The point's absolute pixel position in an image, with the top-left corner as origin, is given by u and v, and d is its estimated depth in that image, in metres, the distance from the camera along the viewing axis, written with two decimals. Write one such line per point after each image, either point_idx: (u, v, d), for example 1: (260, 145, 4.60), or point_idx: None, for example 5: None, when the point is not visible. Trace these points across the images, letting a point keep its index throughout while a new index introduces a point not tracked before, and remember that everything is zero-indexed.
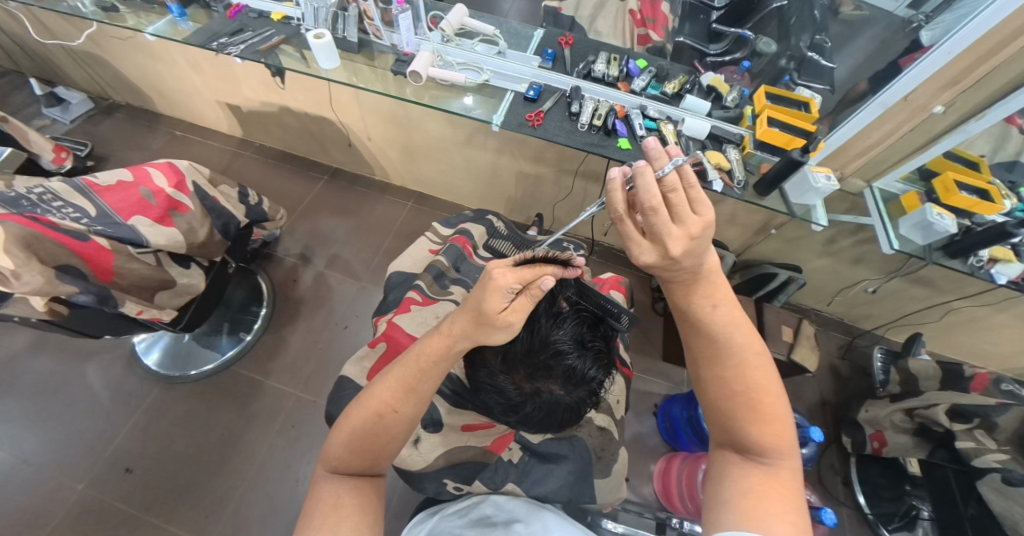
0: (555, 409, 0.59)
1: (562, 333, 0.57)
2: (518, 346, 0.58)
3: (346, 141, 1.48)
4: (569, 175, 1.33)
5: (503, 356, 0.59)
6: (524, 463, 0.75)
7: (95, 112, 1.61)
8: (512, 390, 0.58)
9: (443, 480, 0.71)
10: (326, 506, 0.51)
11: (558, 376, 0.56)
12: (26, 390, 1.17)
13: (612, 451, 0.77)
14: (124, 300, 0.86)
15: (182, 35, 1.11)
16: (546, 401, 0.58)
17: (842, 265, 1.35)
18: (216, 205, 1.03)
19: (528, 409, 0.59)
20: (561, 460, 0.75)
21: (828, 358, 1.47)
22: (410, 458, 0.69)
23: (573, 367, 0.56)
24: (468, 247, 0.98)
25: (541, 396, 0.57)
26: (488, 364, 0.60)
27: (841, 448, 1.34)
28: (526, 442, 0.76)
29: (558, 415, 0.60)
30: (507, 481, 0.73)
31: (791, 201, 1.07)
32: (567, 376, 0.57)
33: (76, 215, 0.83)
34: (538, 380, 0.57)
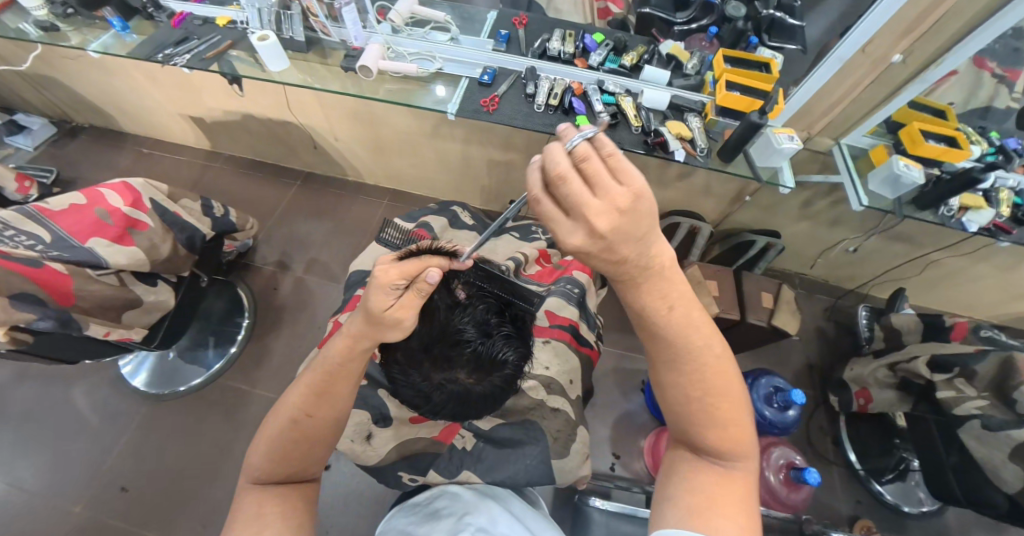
0: (466, 399, 0.59)
1: (465, 320, 0.59)
2: (419, 339, 0.59)
3: (312, 143, 1.45)
4: (538, 158, 1.32)
5: (407, 351, 0.60)
6: (477, 449, 0.75)
7: (59, 136, 1.59)
8: (421, 381, 0.58)
9: (399, 473, 0.74)
10: (248, 516, 0.52)
11: (465, 363, 0.58)
12: (14, 420, 1.18)
13: (568, 432, 0.78)
14: (88, 323, 0.86)
15: (127, 49, 1.08)
16: (455, 391, 0.58)
17: (820, 228, 1.33)
18: (178, 220, 1.02)
19: (437, 400, 0.59)
20: (517, 446, 0.75)
21: (814, 320, 1.46)
22: (364, 453, 0.73)
23: (479, 352, 0.58)
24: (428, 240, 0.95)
25: (448, 386, 0.57)
26: (398, 360, 0.60)
27: (830, 409, 1.32)
28: (477, 429, 0.77)
29: (472, 405, 0.61)
30: (462, 469, 0.72)
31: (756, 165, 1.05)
32: (474, 362, 0.58)
33: (30, 241, 0.83)
34: (446, 370, 0.58)
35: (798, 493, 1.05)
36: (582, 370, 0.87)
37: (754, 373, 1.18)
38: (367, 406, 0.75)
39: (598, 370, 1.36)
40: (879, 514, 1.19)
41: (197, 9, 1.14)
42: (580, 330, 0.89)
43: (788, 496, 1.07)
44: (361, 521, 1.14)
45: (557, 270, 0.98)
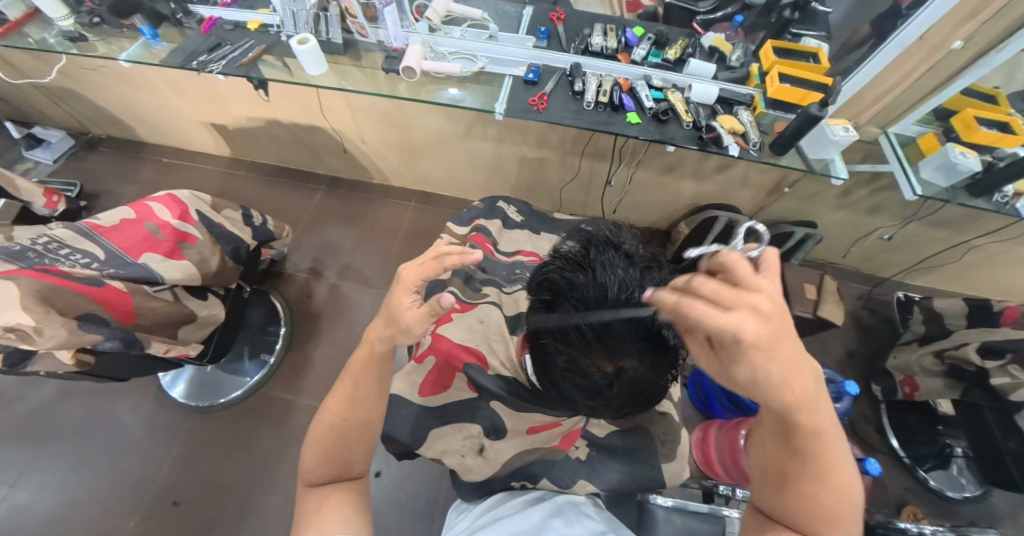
0: (639, 389, 0.55)
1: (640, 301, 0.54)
2: (596, 322, 0.53)
3: (340, 147, 1.42)
4: (575, 156, 1.30)
5: (580, 337, 0.53)
6: (592, 458, 0.74)
7: (78, 148, 1.55)
8: (596, 371, 0.52)
9: (510, 484, 0.71)
10: (310, 516, 0.58)
11: (641, 349, 0.52)
12: (58, 441, 1.15)
13: (674, 435, 0.79)
14: (150, 341, 0.84)
15: (158, 57, 1.05)
16: (630, 380, 0.53)
17: (859, 217, 1.32)
18: (224, 231, 1.00)
19: (608, 390, 0.54)
20: (631, 453, 0.76)
21: (850, 308, 1.46)
22: (478, 466, 0.72)
23: (654, 337, 0.53)
24: (488, 243, 0.95)
25: (625, 375, 0.52)
26: (567, 348, 0.53)
27: (873, 398, 1.34)
28: (591, 437, 0.77)
29: (641, 395, 0.56)
30: (578, 478, 0.70)
31: (807, 157, 1.05)
32: (646, 346, 0.53)
33: (86, 260, 0.82)
34: (622, 358, 0.52)
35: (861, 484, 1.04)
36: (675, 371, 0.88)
37: None
38: (455, 417, 0.75)
39: None
40: (924, 498, 1.21)
41: (227, 13, 1.10)
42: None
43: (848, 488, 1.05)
44: (416, 527, 1.14)
45: None
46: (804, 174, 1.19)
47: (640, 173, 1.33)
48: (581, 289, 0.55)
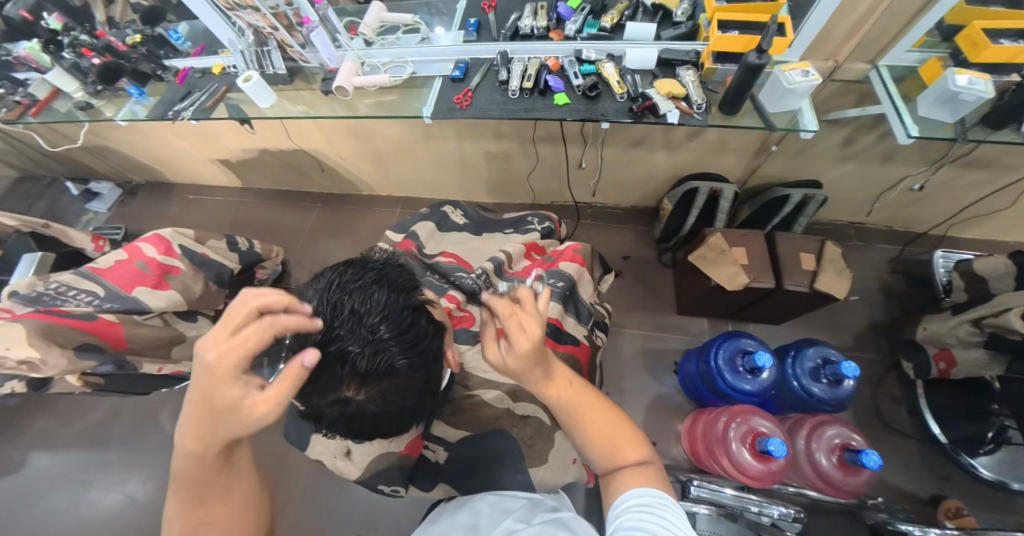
0: (374, 414, 0.54)
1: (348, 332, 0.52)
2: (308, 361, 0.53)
3: (322, 165, 1.51)
4: (532, 143, 1.26)
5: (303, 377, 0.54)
6: (449, 463, 0.75)
7: (124, 196, 1.83)
8: (321, 405, 0.54)
9: (380, 485, 0.73)
10: None
11: (352, 380, 0.51)
12: (110, 446, 1.33)
13: (543, 438, 0.73)
14: (141, 363, 1.00)
15: (145, 112, 1.20)
16: (354, 409, 0.53)
17: (871, 168, 1.12)
18: (206, 260, 1.12)
19: (331, 415, 0.55)
20: (494, 458, 0.72)
21: (876, 274, 1.25)
22: (347, 468, 0.73)
23: (366, 364, 0.51)
24: (412, 249, 0.96)
25: (345, 406, 0.52)
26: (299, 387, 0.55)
27: (903, 375, 1.13)
28: (448, 442, 0.76)
29: (383, 418, 0.55)
30: (437, 482, 0.74)
31: (767, 113, 0.91)
32: (359, 376, 0.51)
33: (90, 298, 0.97)
34: (334, 392, 0.52)
35: (861, 478, 0.91)
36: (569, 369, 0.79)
37: (796, 345, 1.06)
38: None
39: (623, 355, 1.27)
40: (974, 490, 1.02)
41: (196, 62, 1.23)
42: (563, 327, 0.82)
43: (847, 483, 0.93)
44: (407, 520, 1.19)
45: (547, 263, 0.94)
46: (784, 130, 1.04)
47: (604, 151, 1.25)
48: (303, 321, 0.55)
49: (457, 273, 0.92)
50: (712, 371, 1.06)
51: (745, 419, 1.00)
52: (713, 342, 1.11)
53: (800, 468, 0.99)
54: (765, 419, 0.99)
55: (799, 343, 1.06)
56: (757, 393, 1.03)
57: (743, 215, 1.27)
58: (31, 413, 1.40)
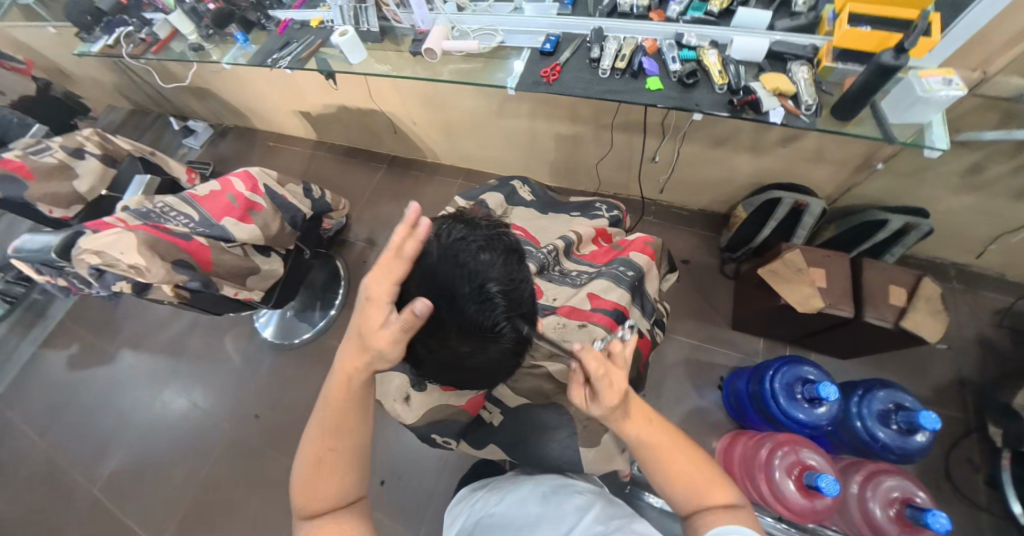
0: (464, 368, 0.54)
1: (458, 283, 0.49)
2: (413, 301, 0.51)
3: (393, 128, 1.55)
4: (608, 129, 1.22)
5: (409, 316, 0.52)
6: (502, 425, 0.76)
7: (215, 136, 1.97)
8: (420, 347, 0.53)
9: (432, 435, 0.76)
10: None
11: (454, 331, 0.50)
12: (183, 357, 1.48)
13: (599, 420, 0.71)
14: (222, 284, 1.07)
15: (247, 58, 1.27)
16: (449, 359, 0.52)
17: (993, 203, 0.99)
18: (285, 202, 1.19)
19: (434, 362, 0.55)
20: (545, 430, 0.73)
21: (975, 323, 1.11)
22: (403, 412, 0.76)
23: (470, 320, 0.49)
24: None
25: (442, 354, 0.52)
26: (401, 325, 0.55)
27: (986, 441, 1.01)
28: (505, 407, 0.77)
29: (473, 373, 0.55)
30: (487, 442, 0.77)
31: (886, 122, 0.82)
32: (462, 329, 0.49)
33: (186, 220, 1.06)
34: (436, 339, 0.51)
35: None
36: None
37: (866, 384, 0.97)
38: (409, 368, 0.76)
39: (667, 360, 1.23)
40: None
41: (296, 14, 1.28)
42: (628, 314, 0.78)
43: None
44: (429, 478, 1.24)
45: (615, 251, 0.92)
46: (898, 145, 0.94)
47: (683, 147, 1.19)
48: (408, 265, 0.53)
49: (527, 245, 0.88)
50: (765, 393, 1.00)
51: (794, 449, 0.93)
52: (769, 364, 1.05)
53: (848, 513, 0.92)
54: (815, 453, 0.92)
55: (873, 382, 0.97)
56: (812, 426, 0.95)
57: (827, 235, 1.16)
58: (121, 316, 1.58)
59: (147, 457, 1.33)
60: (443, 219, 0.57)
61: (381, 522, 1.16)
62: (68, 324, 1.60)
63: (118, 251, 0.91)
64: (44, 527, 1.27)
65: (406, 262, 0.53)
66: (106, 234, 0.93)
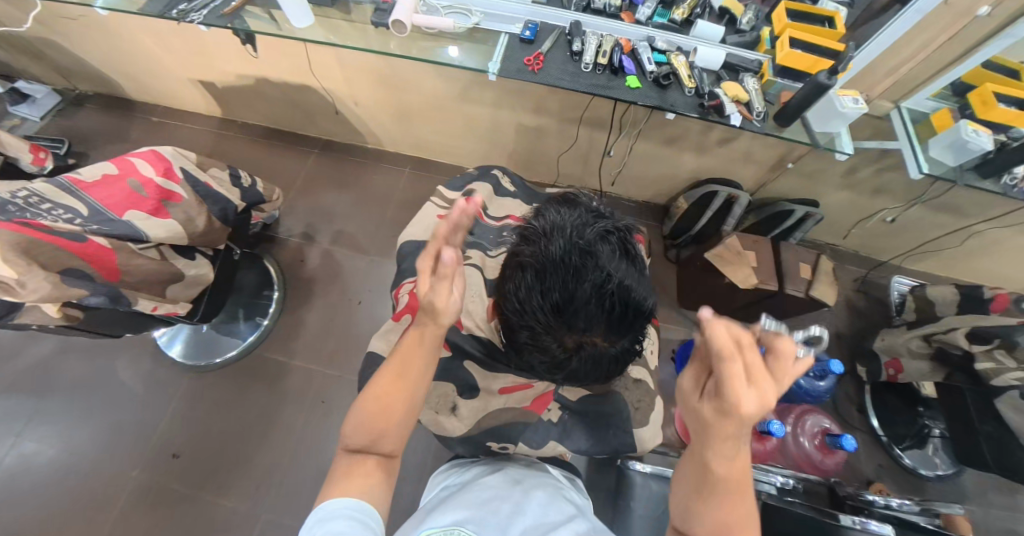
0: (600, 361, 0.55)
1: (608, 274, 0.50)
2: (556, 295, 0.50)
3: (332, 108, 1.37)
4: (573, 123, 1.26)
5: (547, 314, 0.51)
6: (563, 421, 0.73)
7: (65, 105, 1.51)
8: (557, 346, 0.52)
9: (486, 443, 0.72)
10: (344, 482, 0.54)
11: (605, 323, 0.50)
12: (56, 394, 1.15)
13: (648, 401, 0.76)
14: (137, 297, 0.84)
15: (136, 5, 0.98)
16: (591, 353, 0.53)
17: (862, 197, 1.28)
18: (211, 191, 0.97)
19: (568, 360, 0.54)
20: (603, 419, 0.73)
21: (845, 290, 1.45)
22: (451, 425, 0.71)
23: (623, 309, 0.50)
24: (477, 207, 0.91)
25: (586, 349, 0.52)
26: (531, 324, 0.52)
27: (857, 378, 1.33)
28: (564, 399, 0.74)
29: (603, 368, 0.56)
30: (548, 440, 0.71)
31: (812, 129, 1.01)
32: (612, 320, 0.50)
33: (68, 216, 0.80)
34: (583, 333, 0.51)
35: (836, 458, 1.07)
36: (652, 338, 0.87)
37: None
38: (453, 378, 0.73)
39: None
40: (900, 479, 1.21)
41: None
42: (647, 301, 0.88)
43: (823, 462, 1.08)
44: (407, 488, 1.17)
45: None
46: (808, 148, 1.15)
47: (637, 144, 1.29)
48: (539, 261, 0.51)
49: None
50: None
51: None
52: None
53: (785, 451, 1.12)
54: None
55: (797, 342, 1.19)
56: None
57: (748, 224, 1.37)
58: None
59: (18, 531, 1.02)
60: (552, 209, 0.57)
61: None
62: None
63: None
64: None
65: (534, 257, 0.52)
66: None
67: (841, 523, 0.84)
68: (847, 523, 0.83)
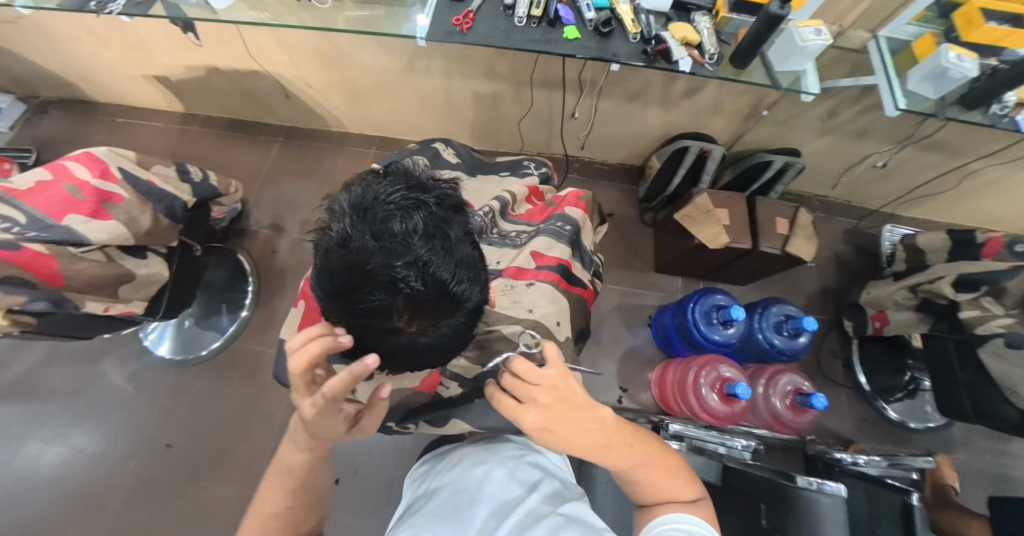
0: (421, 348, 0.49)
1: (395, 253, 0.43)
2: (343, 280, 0.44)
3: (284, 92, 1.33)
4: (529, 87, 1.19)
5: (342, 300, 0.45)
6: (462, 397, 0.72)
7: (32, 113, 1.50)
8: (364, 334, 0.47)
9: (385, 422, 0.74)
10: None
11: (401, 309, 0.44)
12: (49, 397, 1.21)
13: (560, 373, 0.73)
14: (84, 300, 0.87)
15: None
16: (403, 341, 0.47)
17: (845, 142, 1.20)
18: (154, 188, 0.96)
19: (385, 348, 0.49)
20: None
21: (832, 243, 1.39)
22: (352, 406, 0.72)
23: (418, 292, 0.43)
24: None
25: (394, 337, 0.46)
26: (335, 310, 0.47)
27: (842, 333, 1.29)
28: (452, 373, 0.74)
29: (431, 352, 0.51)
30: (450, 417, 0.72)
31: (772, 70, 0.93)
32: (410, 305, 0.44)
33: (6, 225, 0.79)
34: (383, 322, 0.45)
35: (806, 417, 1.06)
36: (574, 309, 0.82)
37: (763, 303, 1.16)
38: None
39: (603, 310, 1.33)
40: (886, 432, 1.19)
41: None
42: (572, 270, 0.82)
43: (795, 421, 1.07)
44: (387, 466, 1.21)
45: (550, 207, 0.93)
46: (779, 92, 1.07)
47: (601, 102, 1.22)
48: (330, 247, 0.45)
49: None
50: (688, 322, 1.14)
51: (713, 367, 1.09)
52: (690, 298, 1.19)
53: (757, 410, 1.12)
54: (730, 366, 1.09)
55: (766, 304, 1.15)
56: (725, 344, 1.12)
57: (725, 180, 1.31)
58: None
59: (30, 525, 1.10)
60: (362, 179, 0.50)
61: (342, 521, 1.11)
62: None
63: None
64: None
65: (328, 242, 0.46)
66: None
67: (795, 484, 0.80)
68: (802, 484, 0.80)
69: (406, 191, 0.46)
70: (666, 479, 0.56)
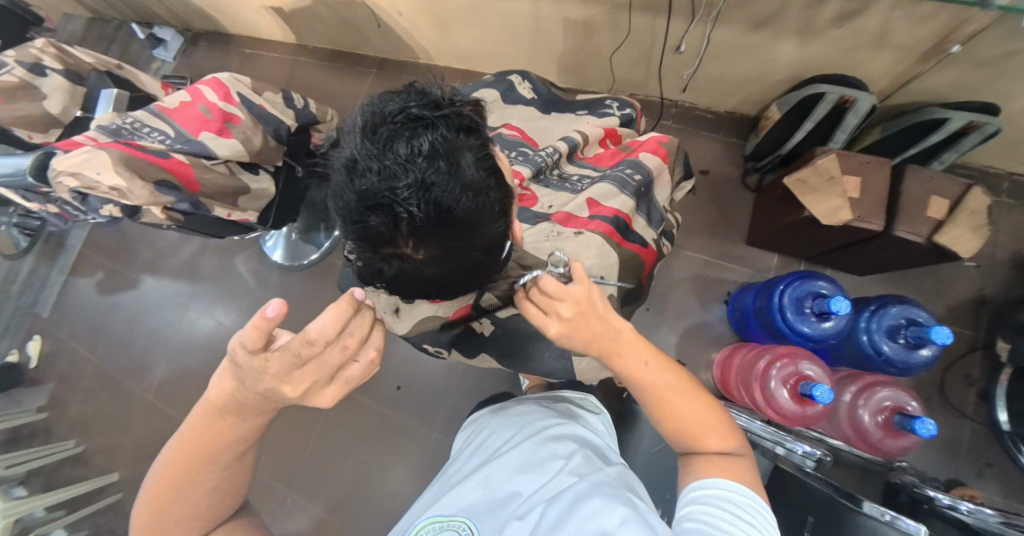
0: (427, 276, 0.48)
1: (405, 172, 0.42)
2: (351, 199, 0.44)
3: (378, 21, 1.36)
4: (626, 11, 1.03)
5: (351, 222, 0.45)
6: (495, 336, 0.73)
7: (186, 45, 1.82)
8: (372, 258, 0.47)
9: (423, 344, 0.76)
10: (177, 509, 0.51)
11: (403, 231, 0.43)
12: (202, 279, 1.57)
13: None
14: (212, 205, 1.02)
15: None
16: (408, 268, 0.47)
17: None
18: (264, 113, 1.09)
19: (393, 275, 0.49)
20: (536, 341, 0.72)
21: (1011, 239, 1.06)
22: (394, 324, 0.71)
23: (423, 213, 0.42)
24: None
25: (398, 263, 0.46)
26: (347, 234, 0.48)
27: (990, 356, 1.01)
28: (495, 317, 0.72)
29: (440, 284, 0.50)
30: (480, 351, 0.76)
31: None
32: (412, 228, 0.43)
33: (161, 137, 0.97)
34: (386, 247, 0.45)
35: (903, 442, 0.87)
36: (630, 269, 0.72)
37: (880, 299, 0.94)
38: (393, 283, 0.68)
39: (673, 279, 1.22)
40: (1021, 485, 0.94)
41: None
42: (632, 225, 0.72)
43: (885, 442, 0.89)
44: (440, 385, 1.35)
45: (624, 153, 0.83)
46: (991, 15, 0.74)
47: (716, 30, 0.99)
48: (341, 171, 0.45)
49: (518, 148, 0.81)
50: (772, 307, 0.98)
51: (791, 361, 0.92)
52: (779, 279, 1.01)
53: (835, 417, 0.96)
54: (814, 364, 0.92)
55: (890, 300, 0.91)
56: (816, 339, 0.93)
57: (869, 140, 1.04)
58: (140, 242, 1.68)
59: (190, 369, 1.49)
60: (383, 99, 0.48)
61: (399, 420, 1.30)
62: (93, 252, 1.72)
63: (92, 171, 0.85)
64: (115, 425, 1.51)
65: (342, 165, 0.46)
66: (76, 152, 0.87)
67: (860, 509, 0.59)
68: (868, 512, 0.58)
69: (415, 113, 0.44)
70: (706, 425, 0.51)
